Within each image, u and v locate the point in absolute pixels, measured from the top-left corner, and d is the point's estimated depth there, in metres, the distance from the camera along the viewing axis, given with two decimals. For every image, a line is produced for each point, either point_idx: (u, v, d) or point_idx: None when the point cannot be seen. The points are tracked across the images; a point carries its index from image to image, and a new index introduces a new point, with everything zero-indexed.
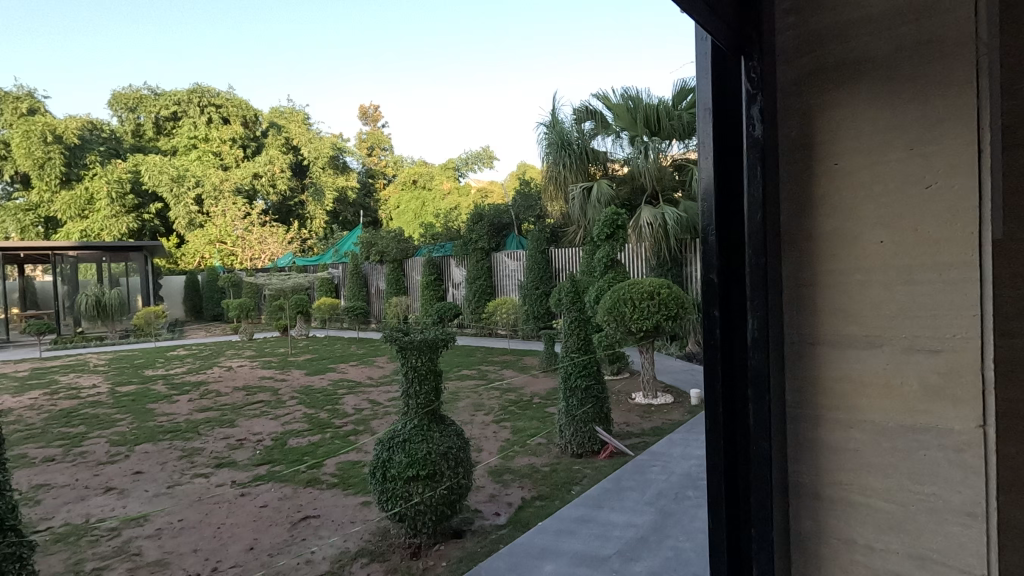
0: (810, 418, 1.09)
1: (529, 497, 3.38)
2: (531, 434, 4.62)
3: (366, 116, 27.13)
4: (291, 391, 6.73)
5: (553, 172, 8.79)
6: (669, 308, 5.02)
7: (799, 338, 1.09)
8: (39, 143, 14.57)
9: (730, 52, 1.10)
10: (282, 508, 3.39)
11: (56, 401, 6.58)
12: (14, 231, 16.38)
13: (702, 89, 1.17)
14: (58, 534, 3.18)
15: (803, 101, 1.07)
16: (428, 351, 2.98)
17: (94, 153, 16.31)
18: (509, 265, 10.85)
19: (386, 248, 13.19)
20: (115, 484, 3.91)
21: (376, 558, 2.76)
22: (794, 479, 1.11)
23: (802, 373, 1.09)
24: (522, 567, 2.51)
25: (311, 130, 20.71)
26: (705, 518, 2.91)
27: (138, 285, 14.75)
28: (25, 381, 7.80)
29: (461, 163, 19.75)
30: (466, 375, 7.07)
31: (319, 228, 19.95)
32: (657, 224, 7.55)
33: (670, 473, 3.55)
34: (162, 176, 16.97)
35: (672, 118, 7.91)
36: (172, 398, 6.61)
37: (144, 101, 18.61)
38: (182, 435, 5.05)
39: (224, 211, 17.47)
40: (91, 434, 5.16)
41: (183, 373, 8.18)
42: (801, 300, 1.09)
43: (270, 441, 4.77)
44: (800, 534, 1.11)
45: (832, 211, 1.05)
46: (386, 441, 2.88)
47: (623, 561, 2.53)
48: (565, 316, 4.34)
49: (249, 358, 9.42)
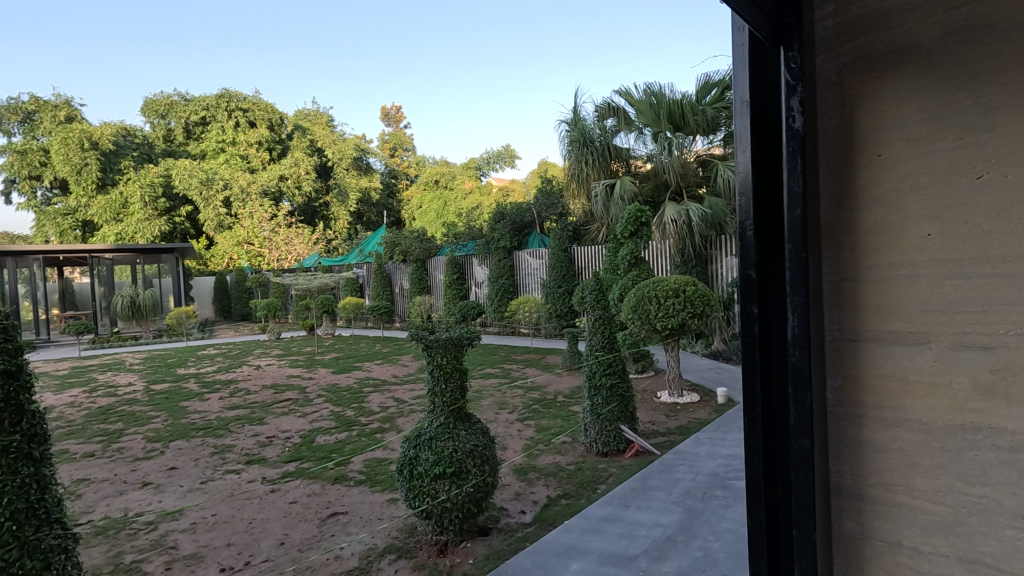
0: (851, 417, 1.06)
1: (555, 496, 3.37)
2: (555, 432, 4.60)
3: (389, 117, 27.59)
4: (317, 390, 6.83)
5: (574, 170, 8.71)
6: (695, 305, 4.93)
7: (840, 335, 1.06)
8: (76, 150, 15.90)
9: (769, 45, 1.09)
10: (311, 504, 3.45)
11: (95, 398, 6.81)
12: (53, 234, 16.94)
13: (740, 83, 1.17)
14: (98, 527, 3.29)
15: (844, 90, 1.04)
16: (453, 350, 2.99)
17: (128, 159, 17.20)
18: (531, 264, 10.82)
19: (409, 248, 13.26)
20: (151, 480, 4.03)
21: (403, 554, 2.78)
22: (836, 479, 1.08)
23: (841, 371, 1.07)
24: (548, 566, 2.51)
25: (335, 131, 21.10)
26: (735, 517, 2.86)
27: (170, 286, 15.08)
28: (65, 380, 8.06)
29: (482, 163, 20.04)
30: (489, 373, 7.09)
31: (343, 228, 20.17)
32: (681, 220, 7.46)
33: (697, 473, 3.50)
34: (191, 179, 17.36)
35: (696, 112, 7.80)
36: (204, 396, 6.78)
37: (174, 106, 19.37)
38: (214, 432, 5.18)
39: (251, 212, 17.75)
40: (128, 431, 5.33)
41: (213, 372, 8.34)
42: (842, 295, 1.06)
43: (299, 439, 4.86)
44: (842, 535, 1.07)
45: (874, 203, 1.02)
46: (413, 439, 2.91)
47: (650, 561, 2.51)
48: (589, 315, 4.32)
49: (276, 357, 9.58)
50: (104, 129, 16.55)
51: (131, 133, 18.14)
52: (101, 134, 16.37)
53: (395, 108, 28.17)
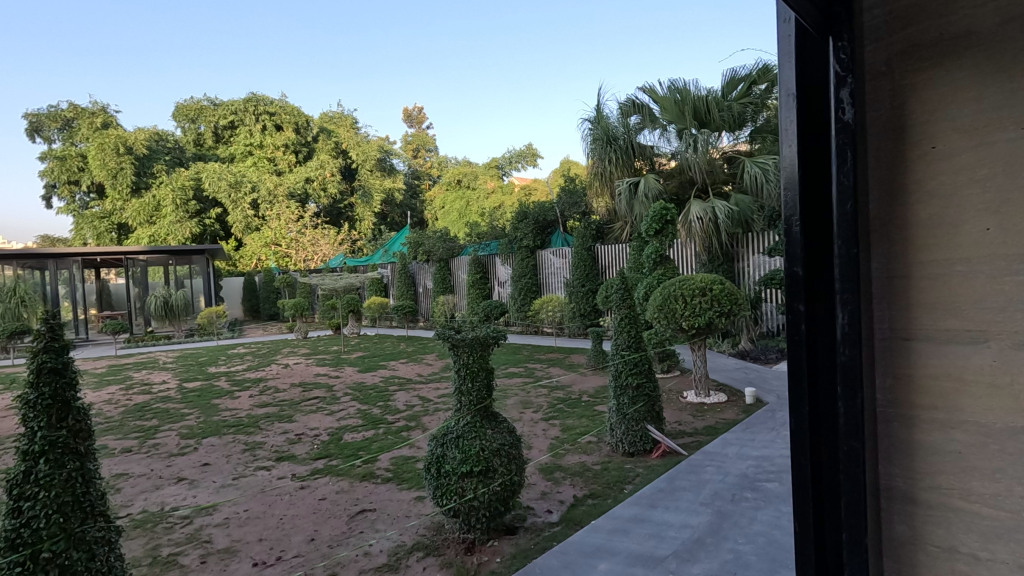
0: (903, 418, 1.02)
1: (581, 496, 3.35)
2: (581, 432, 4.57)
3: (411, 118, 27.94)
4: (344, 388, 6.92)
5: (597, 169, 8.63)
6: (723, 303, 4.85)
7: (891, 333, 1.03)
8: (112, 155, 16.48)
9: (817, 34, 1.06)
10: (340, 501, 3.50)
11: (131, 396, 7.01)
12: (91, 237, 17.58)
13: (785, 76, 1.14)
14: (136, 521, 3.39)
15: (894, 80, 1.01)
16: (479, 348, 3.00)
17: (160, 163, 17.72)
18: (555, 263, 10.79)
19: (432, 248, 13.30)
20: (185, 475, 4.13)
21: (431, 552, 2.80)
22: (886, 482, 1.05)
23: (894, 370, 1.03)
24: (576, 566, 2.49)
25: (359, 134, 21.37)
26: (766, 520, 2.80)
27: (201, 286, 15.46)
28: (103, 378, 8.31)
29: (504, 163, 20.14)
30: (513, 373, 7.07)
31: (367, 228, 20.34)
32: (707, 218, 7.35)
33: (726, 474, 3.45)
34: (220, 182, 17.71)
35: (722, 108, 7.65)
36: (234, 394, 6.92)
37: (203, 111, 19.83)
38: (245, 429, 5.29)
39: (278, 215, 18.07)
40: (163, 428, 5.48)
41: (243, 371, 8.51)
42: (892, 292, 1.03)
43: (326, 437, 4.93)
44: (892, 539, 1.04)
45: (926, 197, 0.99)
46: (440, 437, 2.92)
47: (680, 562, 2.48)
48: (615, 313, 4.27)
49: (304, 356, 9.74)
50: (137, 134, 17.13)
51: (163, 137, 18.64)
52: (135, 140, 16.95)
53: (417, 109, 28.49)
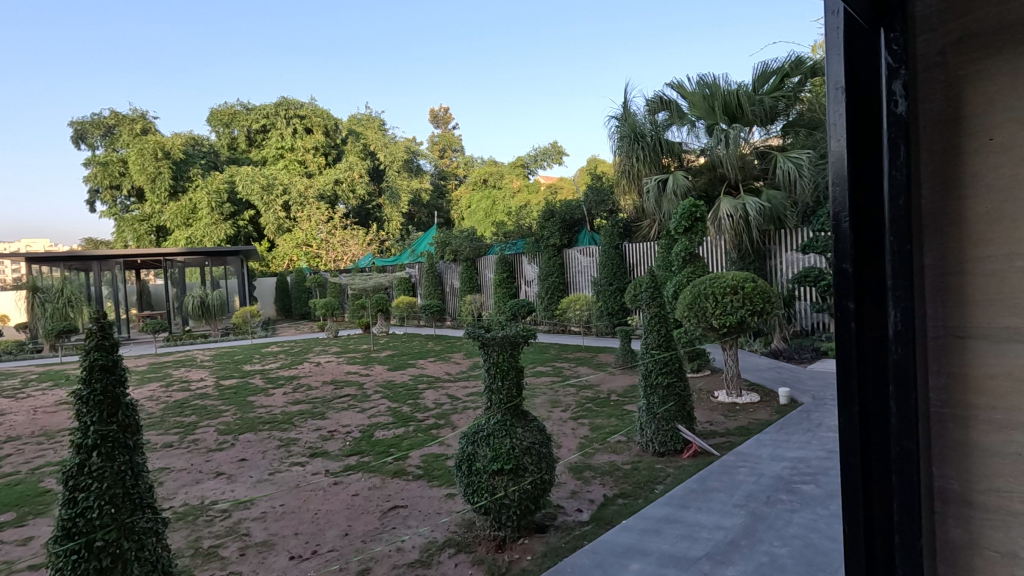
0: (958, 419, 1.00)
1: (611, 495, 3.33)
2: (610, 432, 4.54)
3: (438, 118, 28.23)
4: (374, 386, 7.03)
5: (625, 166, 8.50)
6: (755, 302, 4.75)
7: (944, 331, 1.01)
8: (151, 159, 17.16)
9: (869, 26, 1.03)
10: (372, 497, 3.56)
11: (171, 392, 7.26)
12: (132, 240, 18.37)
13: (833, 66, 1.11)
14: (179, 513, 3.51)
15: (948, 71, 0.99)
16: (509, 347, 3.02)
17: (196, 167, 18.31)
18: (582, 261, 10.74)
19: (459, 248, 13.39)
20: (224, 470, 4.27)
21: (462, 549, 2.82)
22: (940, 483, 1.02)
23: (948, 370, 1.01)
24: (608, 566, 2.49)
25: (386, 136, 21.70)
26: (802, 523, 2.74)
27: (235, 286, 15.83)
28: (145, 376, 8.63)
29: (530, 160, 20.17)
30: (541, 372, 7.05)
31: (395, 229, 20.55)
32: (738, 215, 7.21)
33: (760, 475, 3.39)
34: (253, 185, 18.12)
35: (753, 102, 7.51)
36: (269, 391, 7.10)
37: (236, 116, 20.30)
38: (279, 426, 5.42)
39: (309, 216, 18.45)
40: (202, 424, 5.65)
41: (277, 369, 8.71)
42: (947, 289, 1.00)
43: (358, 434, 5.01)
44: (947, 543, 1.02)
45: (983, 190, 0.96)
46: (471, 435, 2.94)
47: (713, 564, 2.45)
48: (644, 312, 4.22)
49: (334, 354, 9.94)
50: (174, 139, 17.71)
51: (198, 142, 19.25)
52: (172, 145, 17.53)
53: (443, 109, 28.67)
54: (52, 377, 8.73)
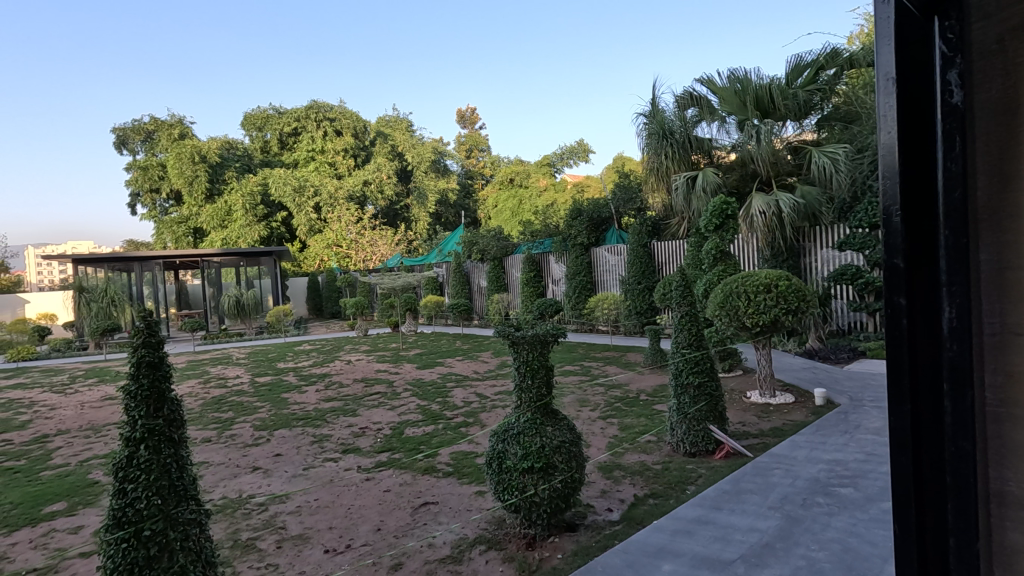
0: (1015, 419, 0.95)
1: (642, 495, 3.31)
2: (640, 431, 4.50)
3: (464, 118, 28.34)
4: (403, 384, 7.13)
5: (653, 163, 8.40)
6: (789, 301, 4.65)
7: (1000, 329, 0.96)
8: (188, 163, 17.72)
9: (920, 13, 1.01)
10: (403, 493, 3.62)
11: (209, 389, 7.49)
12: (170, 242, 19.06)
13: (884, 59, 1.09)
14: (219, 505, 3.63)
15: (1006, 59, 0.94)
16: (539, 346, 3.02)
17: (230, 170, 18.84)
18: (609, 260, 10.68)
19: (486, 247, 13.45)
20: (260, 464, 4.38)
21: (493, 546, 2.84)
22: (998, 486, 0.98)
23: (1007, 369, 0.96)
24: (639, 566, 2.48)
25: (413, 136, 21.97)
26: (841, 527, 2.68)
27: (269, 286, 16.18)
28: (184, 372, 8.92)
29: (556, 159, 20.18)
30: (569, 372, 7.03)
31: (423, 229, 20.74)
32: (770, 212, 7.03)
33: (795, 477, 3.32)
34: (285, 187, 18.53)
35: (786, 97, 7.34)
36: (302, 389, 7.25)
37: (269, 119, 20.73)
38: (313, 422, 5.54)
39: (339, 217, 18.78)
40: (238, 420, 5.82)
41: (309, 366, 8.92)
42: (1004, 284, 0.96)
43: (389, 431, 5.09)
44: (1004, 546, 0.98)
45: None
46: (501, 433, 2.95)
47: (748, 566, 2.41)
48: (674, 311, 4.15)
49: (365, 353, 10.10)
50: (210, 144, 18.26)
51: (233, 146, 19.80)
52: (208, 149, 18.08)
53: (469, 109, 28.87)
54: (98, 373, 9.10)
